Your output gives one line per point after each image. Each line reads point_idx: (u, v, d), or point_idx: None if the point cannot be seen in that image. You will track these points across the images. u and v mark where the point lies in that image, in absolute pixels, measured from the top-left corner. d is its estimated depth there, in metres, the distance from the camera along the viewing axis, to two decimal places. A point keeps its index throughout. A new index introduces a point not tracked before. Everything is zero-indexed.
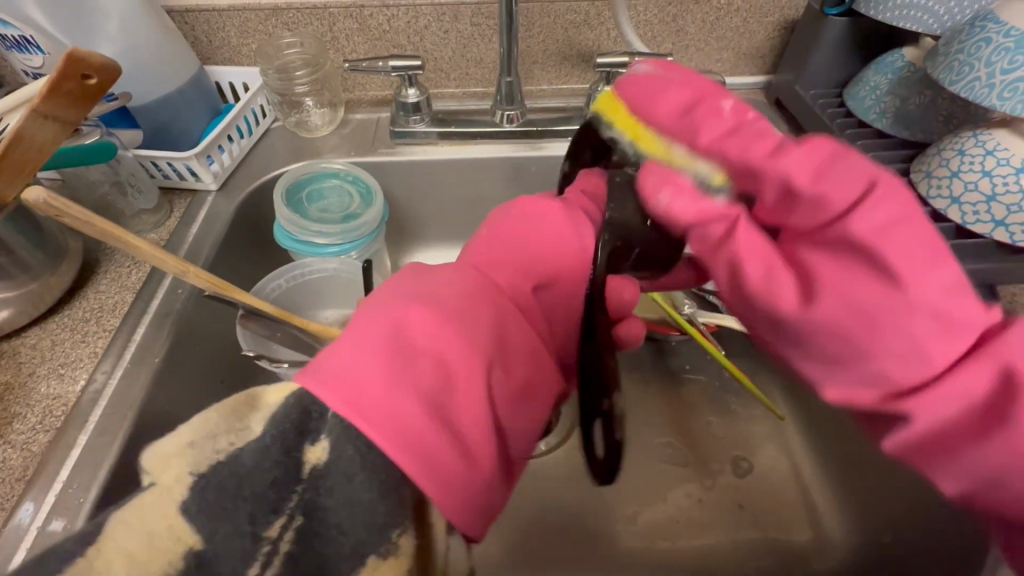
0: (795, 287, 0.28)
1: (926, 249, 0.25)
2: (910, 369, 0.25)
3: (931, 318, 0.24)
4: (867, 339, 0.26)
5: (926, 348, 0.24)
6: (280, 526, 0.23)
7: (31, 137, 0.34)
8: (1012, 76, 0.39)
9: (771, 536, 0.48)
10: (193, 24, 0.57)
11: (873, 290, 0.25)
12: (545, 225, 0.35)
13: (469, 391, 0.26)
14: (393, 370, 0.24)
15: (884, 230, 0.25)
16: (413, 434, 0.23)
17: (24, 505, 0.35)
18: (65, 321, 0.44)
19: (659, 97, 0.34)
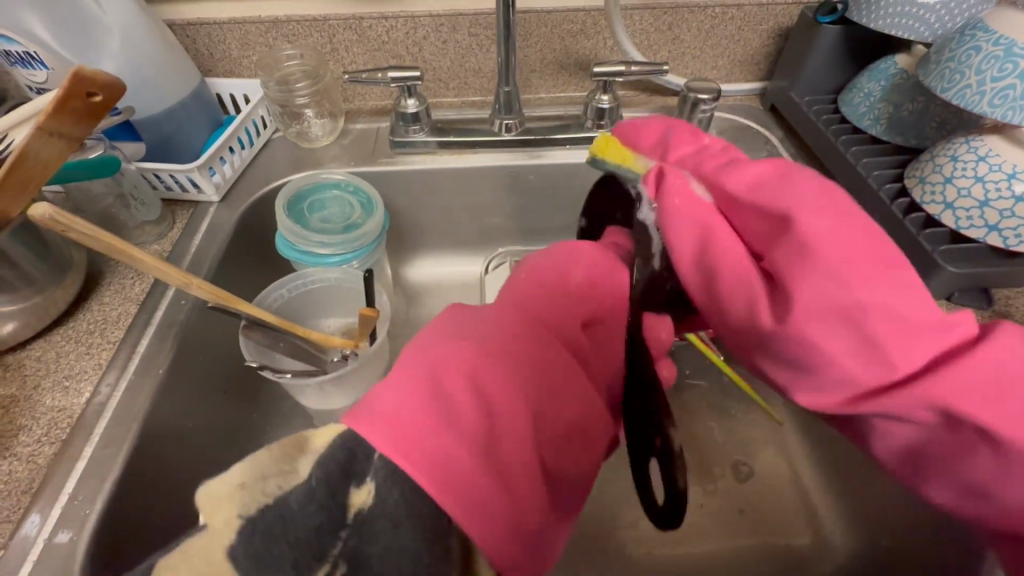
0: (769, 304, 0.29)
1: (877, 263, 0.26)
2: (874, 372, 0.26)
3: (891, 320, 0.25)
4: (835, 349, 0.26)
5: (886, 351, 0.25)
6: (325, 572, 0.24)
7: (36, 154, 0.34)
8: (1002, 84, 0.40)
9: (772, 541, 0.48)
10: (194, 37, 0.58)
11: (828, 296, 0.26)
12: (587, 268, 0.36)
13: (504, 439, 0.27)
14: (432, 413, 0.26)
15: (829, 238, 0.27)
16: (453, 478, 0.25)
17: (30, 517, 0.35)
18: (69, 334, 0.45)
19: (645, 138, 0.41)
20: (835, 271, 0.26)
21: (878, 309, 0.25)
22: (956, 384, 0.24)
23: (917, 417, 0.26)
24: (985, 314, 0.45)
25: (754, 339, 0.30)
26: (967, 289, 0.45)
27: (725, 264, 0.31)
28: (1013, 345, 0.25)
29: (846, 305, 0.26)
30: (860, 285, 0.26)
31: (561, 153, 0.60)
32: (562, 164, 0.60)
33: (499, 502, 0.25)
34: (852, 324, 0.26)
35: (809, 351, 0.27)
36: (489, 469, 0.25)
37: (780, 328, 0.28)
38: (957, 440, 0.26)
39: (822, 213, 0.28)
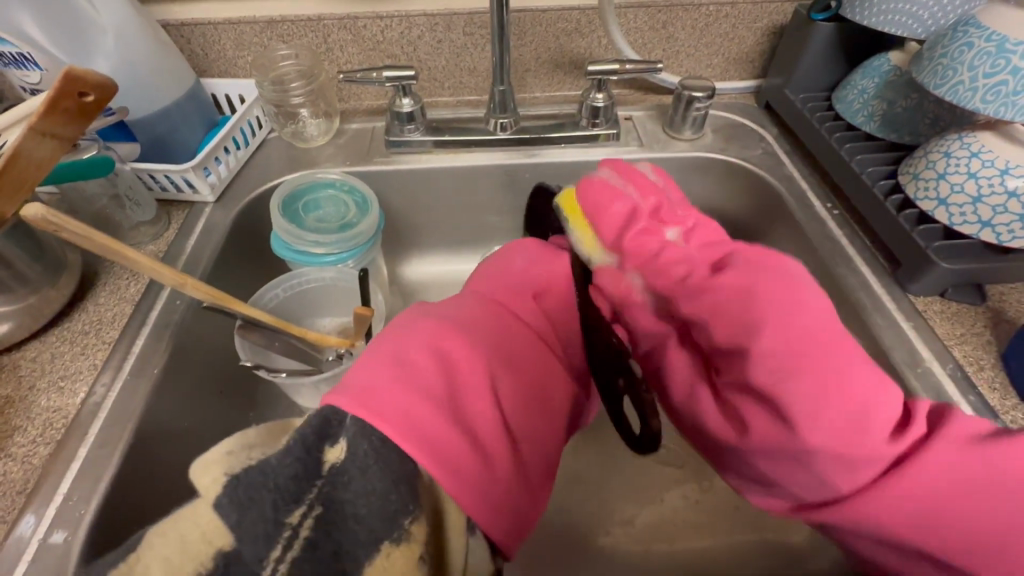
0: (720, 411, 0.32)
1: (833, 400, 0.27)
2: (815, 492, 0.29)
3: (830, 457, 0.27)
4: (782, 471, 0.30)
5: (829, 476, 0.28)
6: (301, 514, 0.24)
7: (29, 155, 0.34)
8: (994, 80, 0.40)
9: (770, 538, 0.48)
10: (189, 38, 0.58)
11: (776, 431, 0.29)
12: (537, 264, 0.40)
13: (468, 401, 0.28)
14: (399, 376, 0.27)
15: (779, 380, 0.28)
16: (423, 434, 0.26)
17: (25, 518, 0.35)
18: (65, 334, 0.45)
19: (605, 210, 0.35)
20: (780, 409, 0.28)
21: (826, 449, 0.27)
22: (909, 496, 0.27)
23: (866, 528, 0.28)
24: (979, 310, 0.45)
25: (715, 444, 0.33)
26: (961, 284, 0.45)
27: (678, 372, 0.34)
28: (962, 446, 0.27)
29: (799, 445, 0.28)
30: (818, 422, 0.27)
31: (555, 152, 0.60)
32: (557, 163, 0.60)
33: (469, 459, 0.26)
34: (803, 460, 0.28)
35: (768, 467, 0.30)
36: (455, 426, 0.27)
37: (739, 441, 0.31)
38: (904, 549, 0.28)
39: (782, 346, 0.28)
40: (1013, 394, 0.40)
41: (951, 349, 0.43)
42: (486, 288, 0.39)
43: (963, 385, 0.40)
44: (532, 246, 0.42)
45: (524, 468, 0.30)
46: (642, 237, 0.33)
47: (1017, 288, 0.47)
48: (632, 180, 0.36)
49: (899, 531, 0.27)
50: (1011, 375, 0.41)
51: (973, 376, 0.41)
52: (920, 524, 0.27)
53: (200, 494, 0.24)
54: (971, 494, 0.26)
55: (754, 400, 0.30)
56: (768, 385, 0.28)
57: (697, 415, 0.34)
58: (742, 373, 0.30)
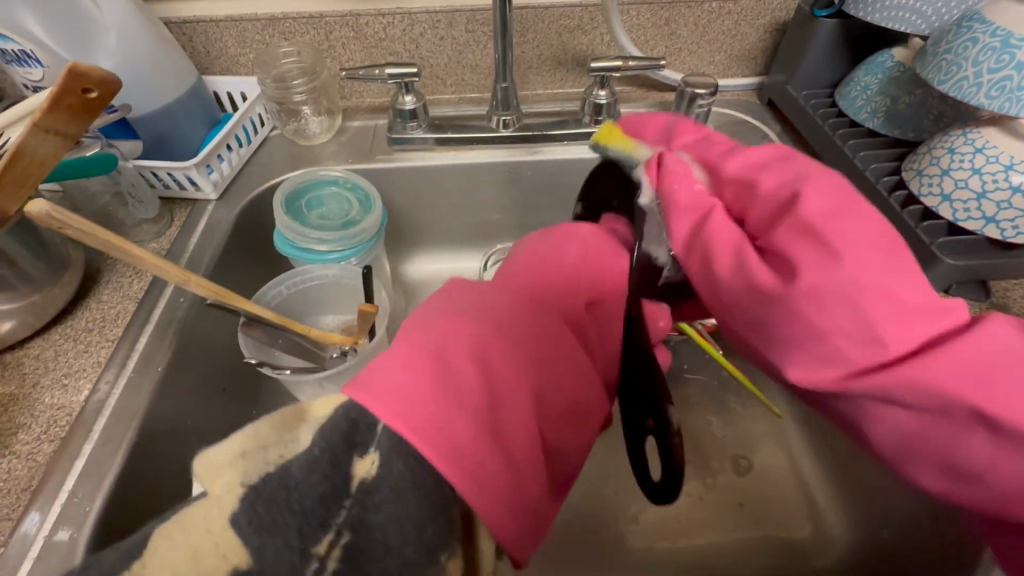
0: (765, 271, 0.28)
1: (879, 239, 0.26)
2: (867, 351, 0.24)
3: (883, 299, 0.24)
4: (827, 320, 0.25)
5: (880, 330, 0.24)
6: (329, 542, 0.23)
7: (32, 152, 0.34)
8: (999, 75, 0.40)
9: (773, 534, 0.49)
10: (190, 35, 0.58)
11: (827, 272, 0.25)
12: (583, 250, 0.38)
13: (506, 411, 0.27)
14: (438, 389, 0.26)
15: (830, 217, 0.27)
16: (455, 447, 0.25)
17: (30, 515, 0.35)
18: (68, 332, 0.45)
19: (644, 127, 0.40)
20: (831, 246, 0.26)
21: (873, 287, 0.24)
22: (963, 352, 0.23)
23: (920, 395, 0.24)
24: (983, 306, 0.45)
25: (746, 317, 0.29)
26: (965, 281, 0.45)
27: (718, 239, 0.30)
28: (1006, 327, 0.24)
29: (848, 279, 0.25)
30: (867, 263, 0.25)
31: (557, 149, 0.60)
32: (558, 160, 0.60)
33: (501, 472, 0.26)
34: (849, 297, 0.24)
35: (814, 318, 0.25)
36: (488, 436, 0.26)
37: (783, 296, 0.26)
38: (951, 426, 0.24)
39: (827, 205, 0.27)
40: None
41: None
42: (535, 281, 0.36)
43: None
44: (586, 234, 0.39)
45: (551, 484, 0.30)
46: (680, 136, 0.38)
47: (1021, 284, 0.47)
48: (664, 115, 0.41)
49: (934, 396, 0.24)
50: None
51: None
52: (961, 398, 0.23)
53: (206, 488, 0.24)
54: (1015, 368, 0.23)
55: (804, 246, 0.27)
56: (817, 222, 0.27)
57: (742, 282, 0.29)
58: (794, 224, 0.28)
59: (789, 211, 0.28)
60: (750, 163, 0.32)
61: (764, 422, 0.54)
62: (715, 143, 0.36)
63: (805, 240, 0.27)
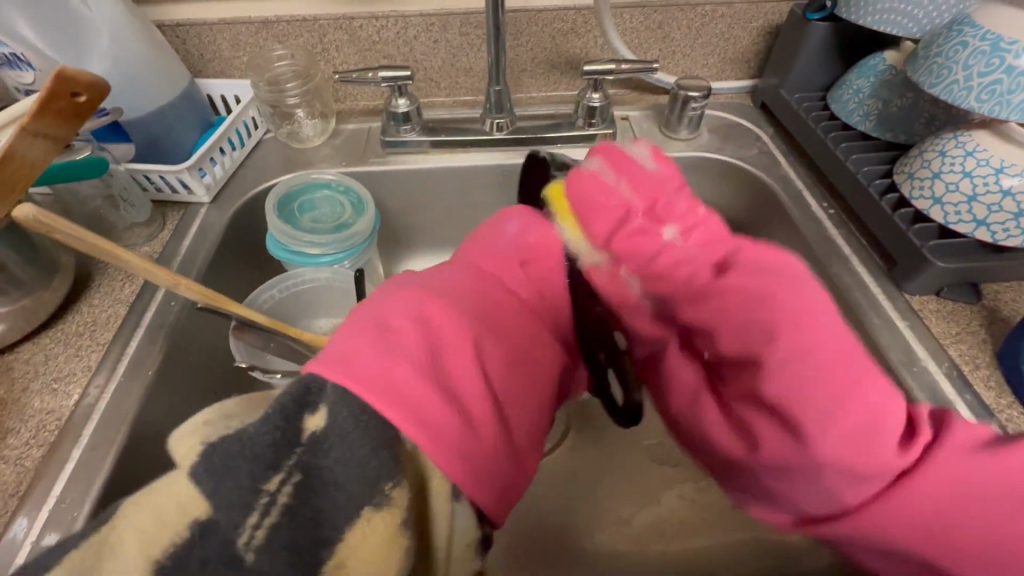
0: (728, 429, 0.32)
1: (842, 390, 0.25)
2: (822, 505, 0.28)
3: (839, 470, 0.26)
4: (790, 486, 0.29)
5: (836, 493, 0.27)
6: (280, 481, 0.24)
7: (22, 155, 0.34)
8: (989, 79, 0.40)
9: (764, 537, 0.48)
10: (184, 38, 0.58)
11: (786, 447, 0.27)
12: (524, 230, 0.39)
13: (452, 365, 0.28)
14: (382, 344, 0.27)
15: (793, 393, 0.26)
16: (403, 399, 0.25)
17: (18, 521, 0.35)
18: (59, 336, 0.44)
19: (599, 209, 0.32)
20: (789, 423, 0.27)
21: (841, 463, 0.26)
22: (916, 506, 0.26)
23: (878, 540, 0.27)
24: (974, 308, 0.46)
25: (728, 461, 0.33)
26: (957, 284, 0.45)
27: (680, 377, 0.34)
28: (963, 452, 0.26)
29: (814, 457, 0.26)
30: (839, 425, 0.25)
31: (551, 152, 0.60)
32: None
33: (451, 419, 0.26)
34: (821, 474, 0.27)
35: (774, 481, 0.30)
36: (436, 387, 0.26)
37: (751, 457, 0.30)
38: (911, 565, 0.28)
39: (791, 355, 0.26)
40: (1008, 393, 0.40)
41: (947, 348, 0.43)
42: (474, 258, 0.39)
43: (959, 384, 0.40)
44: (521, 215, 0.41)
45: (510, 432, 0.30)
46: (608, 209, 0.32)
47: (1012, 286, 0.47)
48: (626, 169, 0.32)
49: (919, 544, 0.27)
50: (1006, 374, 0.41)
51: (968, 375, 0.41)
52: (924, 539, 0.26)
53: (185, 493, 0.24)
54: (981, 499, 0.25)
55: (761, 414, 0.29)
56: (780, 401, 0.27)
57: (711, 439, 0.33)
58: (750, 382, 0.29)
59: (744, 361, 0.29)
60: (693, 242, 0.30)
61: None
62: (660, 208, 0.31)
63: (761, 409, 0.29)
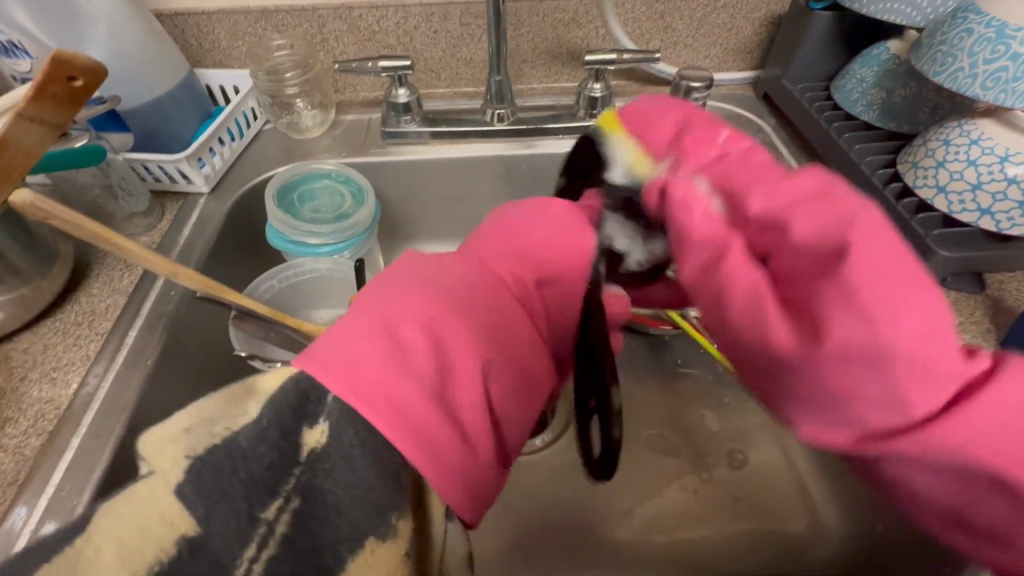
0: (786, 322, 0.24)
1: (914, 289, 0.20)
2: (888, 415, 0.21)
3: (911, 362, 0.20)
4: (847, 381, 0.22)
5: (904, 395, 0.21)
6: (277, 508, 0.24)
7: (17, 141, 0.34)
8: (994, 66, 0.40)
9: (768, 528, 0.48)
10: (182, 28, 0.58)
11: (861, 331, 0.21)
12: (547, 221, 0.34)
13: (458, 375, 0.26)
14: (385, 353, 0.25)
15: (874, 269, 0.21)
16: (400, 416, 0.24)
17: (17, 510, 0.35)
18: (56, 325, 0.44)
19: (654, 122, 0.34)
20: (859, 298, 0.21)
21: (907, 354, 0.20)
22: (994, 418, 0.21)
23: (935, 457, 0.21)
24: (978, 299, 0.45)
25: (767, 362, 0.24)
26: (961, 273, 0.45)
27: (732, 279, 0.25)
28: None
29: (879, 340, 0.21)
30: (901, 331, 0.20)
31: (552, 142, 0.60)
32: (554, 153, 0.60)
33: (453, 437, 0.25)
34: (875, 362, 0.21)
35: (842, 380, 0.22)
36: (440, 403, 0.25)
37: (802, 354, 0.23)
38: (978, 490, 0.22)
39: (881, 262, 0.21)
40: None
41: None
42: (473, 254, 0.34)
43: None
44: (551, 206, 0.35)
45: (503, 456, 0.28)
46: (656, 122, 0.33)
47: (1015, 277, 0.47)
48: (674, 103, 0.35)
49: (974, 465, 0.21)
50: None
51: None
52: (981, 455, 0.21)
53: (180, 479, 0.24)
54: None
55: (832, 292, 0.22)
56: (857, 278, 0.21)
57: (753, 332, 0.25)
58: (830, 273, 0.22)
59: (824, 261, 0.23)
60: (743, 152, 0.29)
61: (757, 416, 0.54)
62: (730, 155, 0.29)
63: (843, 291, 0.22)
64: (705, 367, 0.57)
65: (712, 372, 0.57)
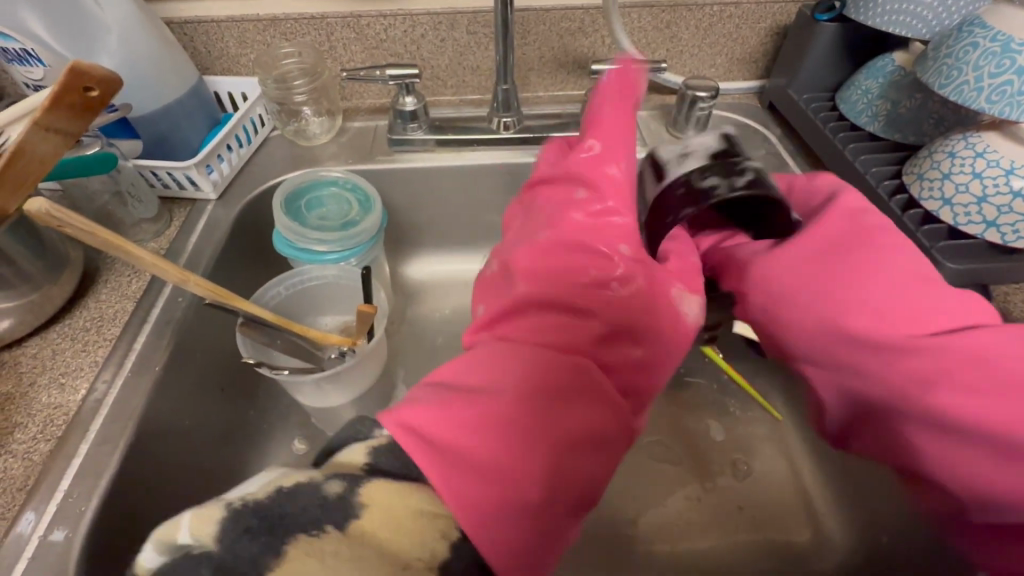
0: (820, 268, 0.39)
1: (900, 258, 0.38)
2: (892, 319, 0.36)
3: (905, 288, 0.37)
4: (857, 292, 0.38)
5: (904, 308, 0.36)
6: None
7: (33, 150, 0.34)
8: (1000, 80, 0.40)
9: (771, 537, 0.49)
10: (192, 35, 0.58)
11: (868, 266, 0.38)
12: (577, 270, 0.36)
13: (529, 466, 0.27)
14: (472, 437, 0.28)
15: (877, 243, 0.39)
16: (478, 499, 0.26)
17: (25, 515, 0.35)
18: (65, 331, 0.44)
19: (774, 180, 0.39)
20: (872, 256, 0.38)
21: (899, 282, 0.37)
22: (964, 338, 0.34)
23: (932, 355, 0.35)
24: None
25: (806, 303, 0.39)
26: (967, 285, 0.44)
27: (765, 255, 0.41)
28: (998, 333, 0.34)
29: (883, 275, 0.37)
30: (917, 294, 0.36)
31: None
32: None
33: (507, 521, 0.26)
34: (879, 281, 0.37)
35: (858, 295, 0.37)
36: (514, 499, 0.27)
37: (820, 280, 0.39)
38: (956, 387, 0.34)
39: (875, 235, 0.39)
40: None
41: None
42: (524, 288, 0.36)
43: None
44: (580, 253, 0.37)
45: (565, 510, 0.28)
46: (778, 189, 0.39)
47: (1021, 288, 0.47)
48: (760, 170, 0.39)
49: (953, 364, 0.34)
50: None
51: None
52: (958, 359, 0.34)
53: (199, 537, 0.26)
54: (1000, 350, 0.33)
55: (855, 256, 0.39)
56: (868, 243, 0.39)
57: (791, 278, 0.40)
58: (851, 242, 0.39)
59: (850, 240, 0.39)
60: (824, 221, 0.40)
61: (763, 426, 0.54)
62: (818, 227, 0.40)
63: (860, 254, 0.38)
64: (711, 376, 0.57)
65: (718, 381, 0.57)
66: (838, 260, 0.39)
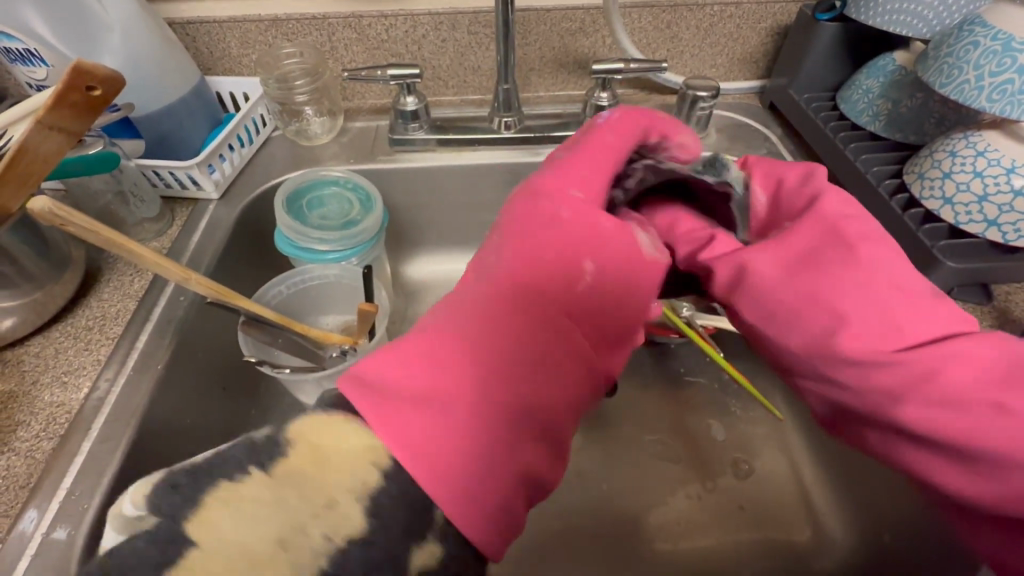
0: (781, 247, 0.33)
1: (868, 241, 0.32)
2: (871, 309, 0.30)
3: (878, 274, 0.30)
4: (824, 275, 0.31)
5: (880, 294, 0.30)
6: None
7: (36, 149, 0.34)
8: (1000, 79, 0.40)
9: (772, 537, 0.49)
10: (194, 36, 0.58)
11: (836, 248, 0.32)
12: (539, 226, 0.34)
13: (487, 425, 0.26)
14: (418, 396, 0.25)
15: (846, 223, 0.33)
16: (436, 462, 0.24)
17: (27, 513, 0.35)
18: (68, 329, 0.45)
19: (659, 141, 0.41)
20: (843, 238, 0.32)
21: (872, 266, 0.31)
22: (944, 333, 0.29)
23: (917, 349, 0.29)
24: (984, 309, 0.45)
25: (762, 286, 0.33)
26: (967, 284, 0.44)
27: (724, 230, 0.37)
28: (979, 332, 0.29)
29: (857, 259, 0.31)
30: (892, 284, 0.30)
31: None
32: None
33: (476, 481, 0.25)
34: (851, 266, 0.31)
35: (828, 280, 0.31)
36: (475, 460, 0.25)
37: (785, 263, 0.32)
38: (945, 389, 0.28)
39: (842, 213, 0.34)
40: None
41: None
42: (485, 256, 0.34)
43: None
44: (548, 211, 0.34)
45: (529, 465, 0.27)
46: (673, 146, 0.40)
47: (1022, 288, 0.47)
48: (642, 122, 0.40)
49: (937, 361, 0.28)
50: None
51: None
52: (942, 356, 0.28)
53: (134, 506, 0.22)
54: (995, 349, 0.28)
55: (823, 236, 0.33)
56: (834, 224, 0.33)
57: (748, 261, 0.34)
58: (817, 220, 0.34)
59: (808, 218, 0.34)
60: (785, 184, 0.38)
61: (764, 425, 0.54)
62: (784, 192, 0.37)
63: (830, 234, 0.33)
64: (711, 375, 0.57)
65: (719, 381, 0.57)
66: (803, 238, 0.33)
